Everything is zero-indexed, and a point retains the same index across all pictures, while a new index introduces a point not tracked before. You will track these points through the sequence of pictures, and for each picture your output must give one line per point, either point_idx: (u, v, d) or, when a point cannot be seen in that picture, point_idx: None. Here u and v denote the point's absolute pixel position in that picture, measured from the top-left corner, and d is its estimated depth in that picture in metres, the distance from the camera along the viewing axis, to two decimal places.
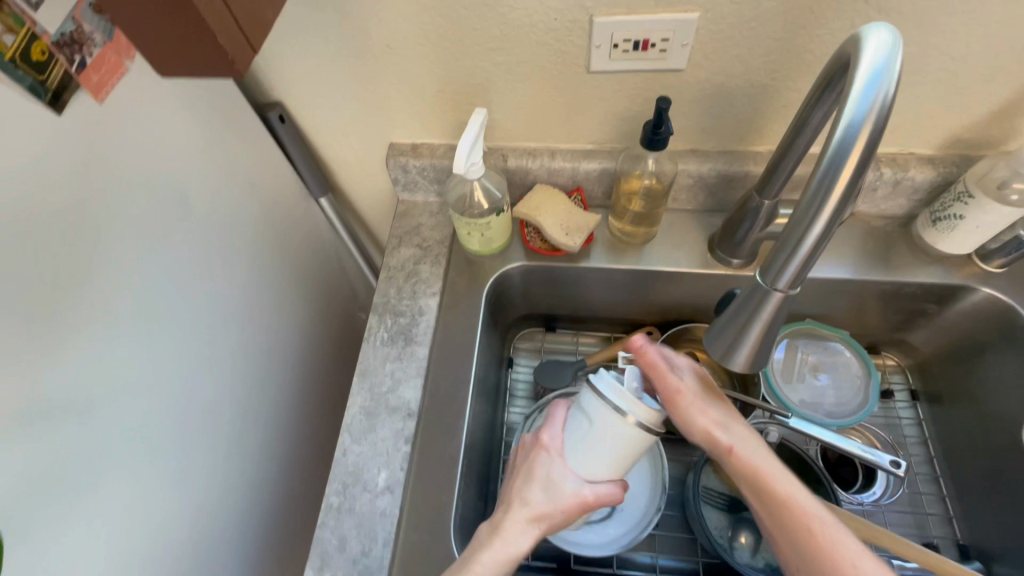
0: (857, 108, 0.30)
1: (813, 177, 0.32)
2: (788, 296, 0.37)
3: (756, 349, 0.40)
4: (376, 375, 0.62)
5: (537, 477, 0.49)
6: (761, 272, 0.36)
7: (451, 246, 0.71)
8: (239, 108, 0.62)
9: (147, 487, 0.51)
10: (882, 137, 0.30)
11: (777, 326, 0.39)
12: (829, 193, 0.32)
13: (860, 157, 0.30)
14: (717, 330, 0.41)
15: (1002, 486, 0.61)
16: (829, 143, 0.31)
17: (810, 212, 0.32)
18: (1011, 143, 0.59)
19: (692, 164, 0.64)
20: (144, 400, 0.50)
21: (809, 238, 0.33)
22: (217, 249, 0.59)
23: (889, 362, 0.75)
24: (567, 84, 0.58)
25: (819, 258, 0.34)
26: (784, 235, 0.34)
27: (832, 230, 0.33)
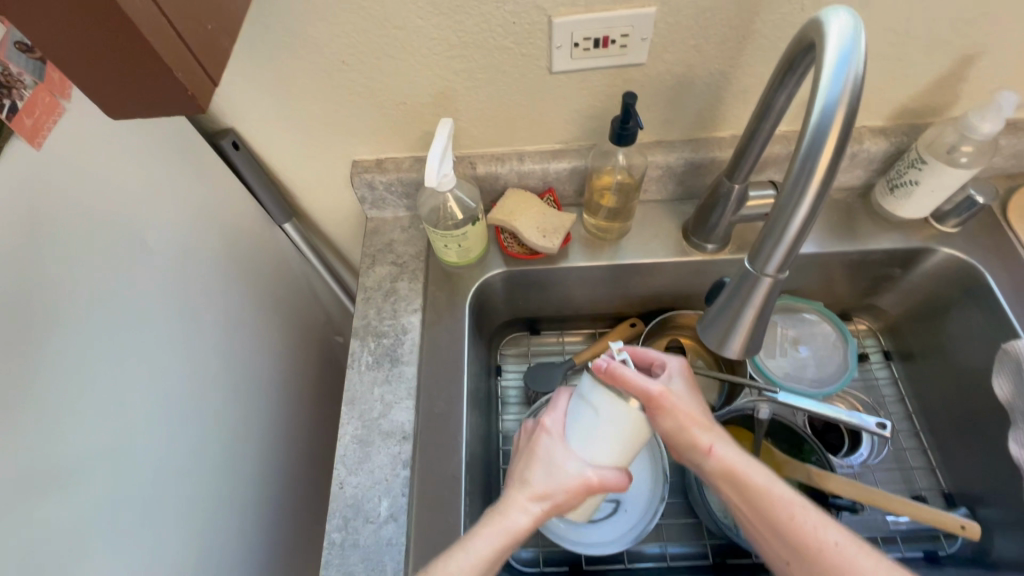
0: (830, 92, 0.31)
1: (794, 162, 0.33)
2: (777, 280, 0.37)
3: (749, 335, 0.41)
4: (366, 400, 0.60)
5: (537, 457, 0.50)
6: (750, 259, 0.37)
7: (427, 260, 0.69)
8: (189, 138, 0.58)
9: (136, 550, 0.48)
10: (856, 117, 0.32)
11: (769, 310, 0.39)
12: (811, 175, 0.32)
13: (838, 138, 0.31)
14: (710, 320, 0.42)
15: (978, 432, 0.65)
16: (806, 126, 0.32)
17: (794, 195, 0.33)
18: (954, 109, 0.62)
19: (659, 155, 0.65)
20: (123, 458, 0.47)
21: (796, 221, 0.34)
22: (182, 289, 0.56)
23: (861, 327, 0.78)
24: (530, 87, 0.58)
25: (805, 240, 0.35)
26: (770, 221, 0.35)
27: (815, 213, 0.34)
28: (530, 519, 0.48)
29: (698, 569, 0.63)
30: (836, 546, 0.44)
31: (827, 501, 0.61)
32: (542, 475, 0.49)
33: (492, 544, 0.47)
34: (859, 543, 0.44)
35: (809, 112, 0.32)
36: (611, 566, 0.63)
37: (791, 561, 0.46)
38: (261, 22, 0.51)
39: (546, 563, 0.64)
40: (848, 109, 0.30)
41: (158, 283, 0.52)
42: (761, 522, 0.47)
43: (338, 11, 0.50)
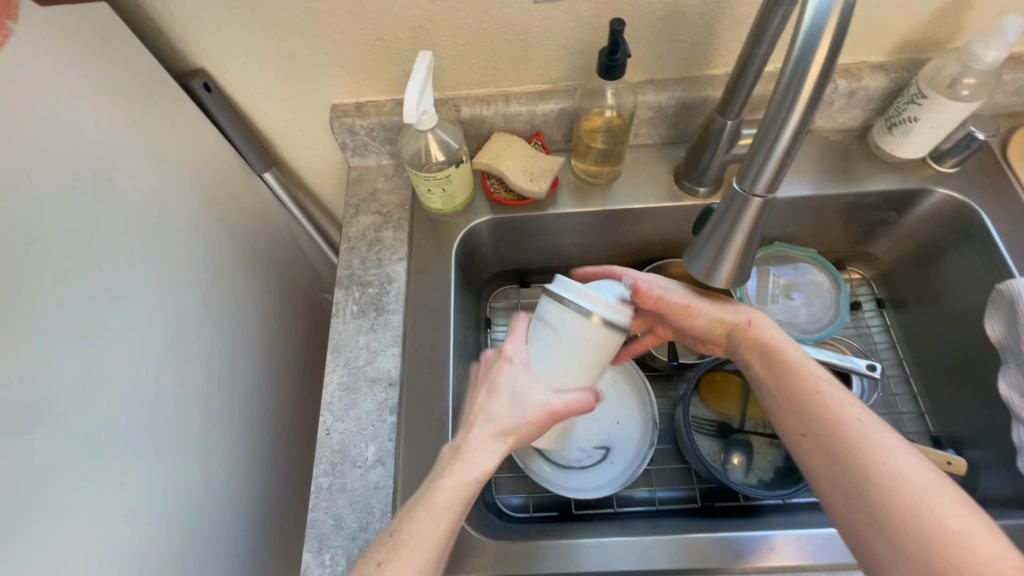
0: None
1: (785, 69, 0.31)
2: (766, 202, 0.36)
3: (738, 262, 0.39)
4: (351, 348, 0.59)
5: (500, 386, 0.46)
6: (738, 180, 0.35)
7: (412, 208, 0.67)
8: (154, 77, 0.56)
9: (119, 491, 0.48)
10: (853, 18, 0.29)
11: (757, 235, 0.38)
12: (803, 83, 0.30)
13: (832, 41, 0.29)
14: (696, 249, 0.41)
15: (967, 375, 0.65)
16: (799, 30, 0.30)
17: (784, 108, 0.31)
18: (957, 41, 0.60)
19: (650, 95, 0.62)
20: (98, 400, 0.47)
21: (785, 136, 0.32)
22: (154, 235, 0.54)
23: (855, 276, 0.77)
24: (513, 18, 0.55)
25: (795, 156, 0.33)
26: (758, 137, 0.33)
27: (806, 127, 0.32)
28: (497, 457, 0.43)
29: (687, 511, 0.63)
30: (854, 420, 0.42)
31: None
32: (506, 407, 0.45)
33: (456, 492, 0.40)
34: (886, 429, 0.41)
35: (801, 13, 0.30)
36: (600, 510, 0.64)
37: (806, 433, 0.44)
38: None
39: (536, 509, 0.64)
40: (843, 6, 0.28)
41: (127, 227, 0.51)
42: (787, 398, 0.47)
43: None
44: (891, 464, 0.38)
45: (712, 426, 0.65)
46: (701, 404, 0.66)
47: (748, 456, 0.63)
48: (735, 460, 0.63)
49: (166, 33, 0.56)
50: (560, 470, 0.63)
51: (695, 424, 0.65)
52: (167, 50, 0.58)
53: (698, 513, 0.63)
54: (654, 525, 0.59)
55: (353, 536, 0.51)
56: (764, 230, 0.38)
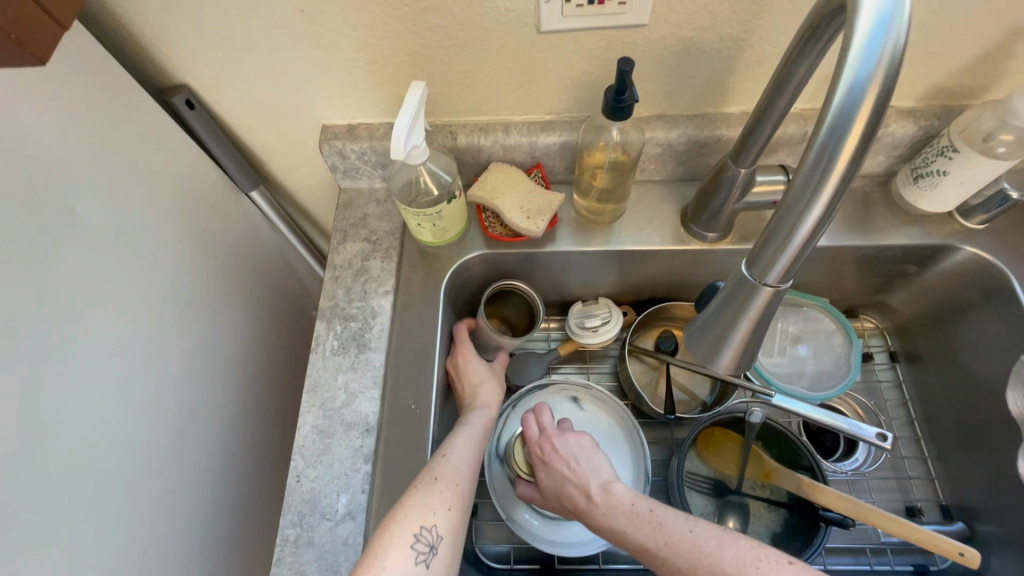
0: (860, 69, 0.25)
1: (806, 154, 0.27)
2: (778, 292, 0.32)
3: (742, 350, 0.35)
4: (328, 389, 0.56)
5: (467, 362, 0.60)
6: (747, 266, 0.31)
7: (402, 238, 0.64)
8: (132, 93, 0.53)
9: (76, 541, 0.45)
10: (889, 103, 0.25)
11: (765, 325, 0.34)
12: (827, 172, 0.26)
13: (865, 128, 0.25)
14: (698, 330, 0.37)
15: (982, 444, 0.61)
16: (825, 112, 0.26)
17: (804, 196, 0.27)
18: (995, 90, 0.55)
19: (659, 131, 0.58)
20: (61, 444, 0.44)
21: (804, 226, 0.28)
22: (125, 263, 0.51)
23: (868, 325, 0.73)
24: (516, 48, 0.51)
25: (814, 247, 0.30)
26: (774, 223, 0.29)
27: (829, 217, 0.28)
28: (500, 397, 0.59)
29: None
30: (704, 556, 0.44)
31: (816, 512, 0.57)
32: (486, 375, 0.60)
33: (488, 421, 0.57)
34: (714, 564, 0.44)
35: (832, 93, 0.26)
36: (584, 565, 0.61)
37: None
38: None
39: (516, 560, 0.61)
40: (880, 91, 0.24)
41: (93, 257, 0.48)
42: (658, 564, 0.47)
43: None
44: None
45: (709, 484, 0.61)
46: (698, 459, 0.62)
47: (744, 520, 0.60)
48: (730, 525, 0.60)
49: (147, 49, 0.53)
50: (545, 522, 0.60)
51: (689, 480, 0.61)
52: (148, 64, 0.54)
53: None
54: None
55: None
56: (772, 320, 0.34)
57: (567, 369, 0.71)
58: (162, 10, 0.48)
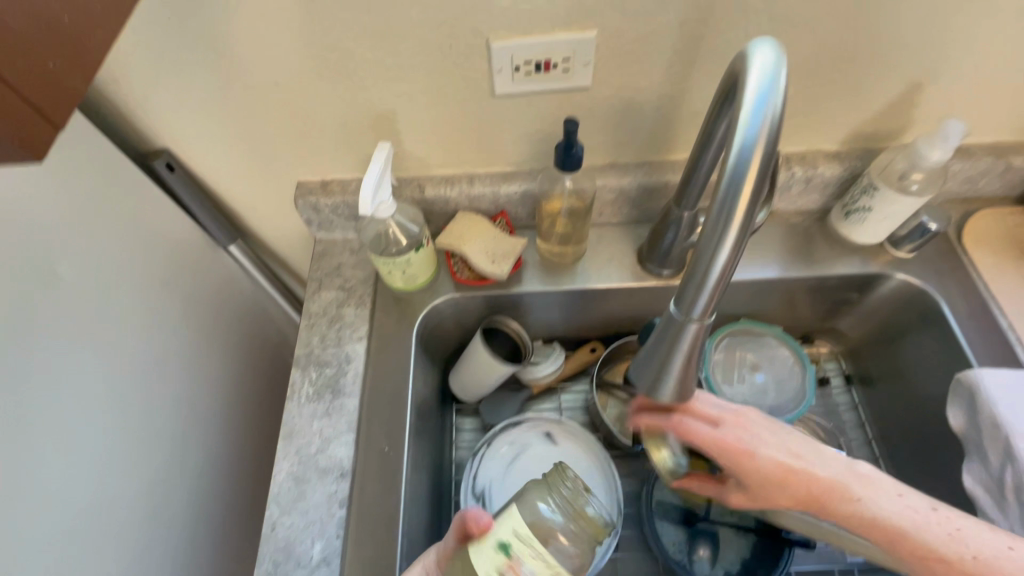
0: (747, 137, 0.29)
1: (713, 203, 0.31)
2: (704, 326, 0.35)
3: (681, 377, 0.38)
4: (303, 435, 0.57)
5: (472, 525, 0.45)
6: (674, 304, 0.34)
7: (375, 285, 0.67)
8: (116, 160, 0.56)
9: None
10: (772, 165, 0.30)
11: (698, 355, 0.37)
12: (729, 222, 0.30)
13: (755, 186, 0.30)
14: (641, 361, 0.39)
15: (933, 459, 0.64)
16: (723, 171, 0.31)
17: (714, 239, 0.31)
18: (907, 135, 0.62)
19: (611, 179, 0.63)
20: (41, 499, 0.44)
21: (716, 268, 0.32)
22: (104, 319, 0.53)
23: (823, 350, 0.77)
24: (474, 110, 0.56)
25: (729, 286, 0.33)
26: (691, 264, 0.33)
27: (736, 260, 0.32)
28: None
29: None
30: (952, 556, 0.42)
31: (780, 536, 0.60)
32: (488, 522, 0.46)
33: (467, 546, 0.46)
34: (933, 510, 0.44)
35: (728, 153, 0.30)
36: None
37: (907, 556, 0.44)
38: (186, 40, 0.49)
39: None
40: (763, 156, 0.29)
41: (76, 313, 0.50)
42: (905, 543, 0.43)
43: (270, 31, 0.48)
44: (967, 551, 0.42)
45: (678, 513, 0.63)
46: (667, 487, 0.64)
47: (714, 547, 0.62)
48: (701, 552, 0.62)
49: (129, 118, 0.56)
50: None
51: (660, 509, 0.63)
52: (130, 131, 0.58)
53: None
54: None
55: None
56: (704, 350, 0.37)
57: (540, 405, 0.73)
58: (147, 85, 0.53)
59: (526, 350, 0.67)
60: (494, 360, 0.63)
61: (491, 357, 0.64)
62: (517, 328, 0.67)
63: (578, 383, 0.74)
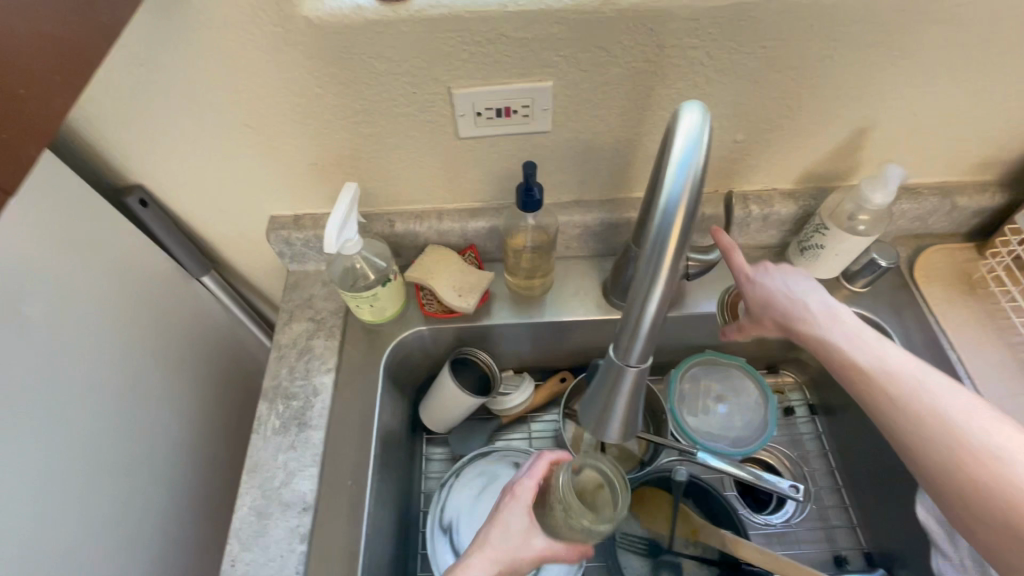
0: (668, 204, 0.31)
1: (641, 259, 0.34)
2: (642, 367, 0.38)
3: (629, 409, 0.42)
4: (268, 469, 0.58)
5: (501, 521, 0.52)
6: (613, 348, 0.38)
7: (346, 317, 0.68)
8: (88, 196, 0.57)
9: None
10: (693, 229, 0.32)
11: (640, 392, 0.41)
12: (654, 281, 0.33)
13: (676, 249, 0.32)
14: (592, 394, 0.43)
15: (890, 489, 0.65)
16: (648, 232, 0.33)
17: (642, 292, 0.34)
18: (856, 176, 0.65)
19: (576, 215, 0.65)
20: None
21: (644, 320, 0.35)
22: (72, 351, 0.54)
23: (787, 379, 0.79)
24: (440, 151, 0.58)
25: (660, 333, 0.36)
26: (625, 314, 0.36)
27: (664, 312, 0.35)
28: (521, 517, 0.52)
29: None
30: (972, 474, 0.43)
31: (741, 568, 0.61)
32: (500, 538, 0.51)
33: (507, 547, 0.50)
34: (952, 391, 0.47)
35: (653, 214, 0.32)
36: None
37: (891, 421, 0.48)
38: (159, 86, 0.51)
39: None
40: (680, 224, 0.31)
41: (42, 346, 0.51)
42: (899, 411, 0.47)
43: (241, 77, 0.50)
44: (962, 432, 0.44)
45: (643, 545, 0.64)
46: (633, 519, 0.65)
47: None
48: None
49: (103, 156, 0.58)
50: None
51: (625, 541, 0.64)
52: (103, 168, 0.59)
53: None
54: None
55: None
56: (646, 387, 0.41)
57: (510, 435, 0.74)
58: (120, 126, 0.54)
59: (494, 381, 0.68)
60: (460, 392, 0.64)
61: (458, 389, 0.65)
62: (484, 359, 0.68)
63: (548, 412, 0.75)
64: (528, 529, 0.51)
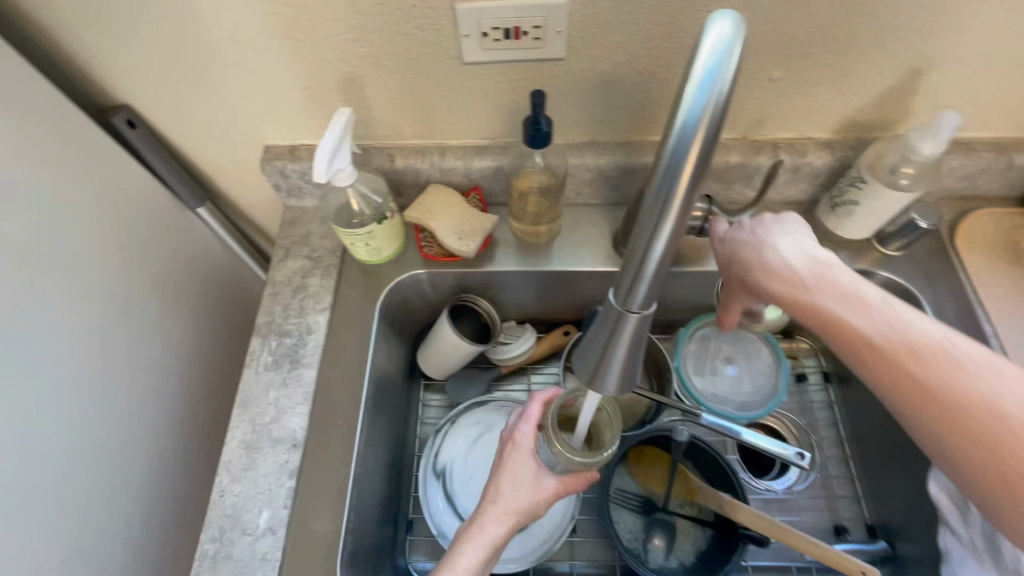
0: (688, 119, 0.27)
1: (650, 189, 0.29)
2: (643, 316, 0.34)
3: (629, 365, 0.37)
4: (259, 404, 0.57)
5: (508, 473, 0.52)
6: (612, 292, 0.33)
7: (343, 256, 0.65)
8: (72, 114, 0.55)
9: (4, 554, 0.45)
10: (713, 152, 0.28)
11: (640, 347, 0.36)
12: (664, 212, 0.29)
13: (692, 174, 0.28)
14: (583, 348, 0.38)
15: (902, 463, 0.63)
16: (661, 155, 0.29)
17: (650, 227, 0.30)
18: (903, 125, 0.58)
19: (588, 157, 0.61)
20: None
21: (651, 260, 0.31)
22: (59, 275, 0.53)
23: (803, 346, 0.75)
24: (442, 78, 0.53)
25: (667, 277, 0.32)
26: (628, 253, 0.32)
27: (673, 251, 0.31)
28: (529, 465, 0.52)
29: None
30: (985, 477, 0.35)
31: (736, 531, 0.59)
32: (512, 489, 0.52)
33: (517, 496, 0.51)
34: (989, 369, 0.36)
35: (668, 136, 0.28)
36: None
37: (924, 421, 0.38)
38: None
39: None
40: (700, 142, 0.27)
41: (26, 267, 0.49)
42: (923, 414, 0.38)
43: None
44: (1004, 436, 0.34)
45: (637, 501, 0.63)
46: (628, 475, 0.64)
47: (670, 537, 0.61)
48: (656, 541, 0.61)
49: (87, 70, 0.55)
50: None
51: (618, 496, 0.63)
52: (89, 84, 0.56)
53: None
54: None
55: None
56: (646, 342, 0.36)
57: (510, 386, 0.72)
58: (101, 37, 0.51)
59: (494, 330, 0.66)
60: (457, 339, 0.62)
61: (456, 336, 0.63)
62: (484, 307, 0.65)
63: (550, 365, 0.73)
64: (541, 472, 0.52)
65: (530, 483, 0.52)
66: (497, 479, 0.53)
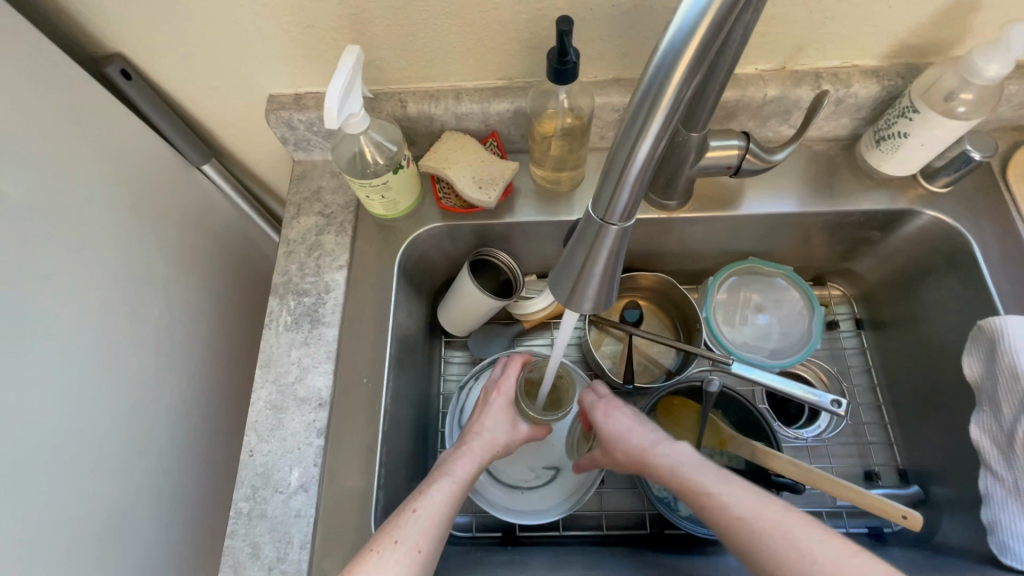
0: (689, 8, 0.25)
1: (639, 88, 0.28)
2: (622, 230, 0.33)
3: (607, 280, 0.36)
4: (281, 364, 0.56)
5: (491, 414, 0.58)
6: (593, 203, 0.32)
7: (357, 211, 0.63)
8: (62, 65, 0.51)
9: (42, 513, 0.46)
10: (712, 47, 0.27)
11: (618, 264, 0.36)
12: (653, 109, 0.28)
13: (688, 69, 0.27)
14: (561, 270, 0.37)
15: (939, 408, 0.61)
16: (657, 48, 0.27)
17: (635, 127, 0.29)
18: (961, 47, 0.53)
19: (615, 96, 0.56)
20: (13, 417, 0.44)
21: (633, 164, 0.30)
22: (70, 234, 0.50)
23: (835, 292, 0.72)
24: (457, 9, 0.49)
25: (648, 186, 0.31)
26: (611, 157, 0.31)
27: (657, 157, 0.30)
28: (506, 409, 0.58)
29: (633, 539, 0.61)
30: (743, 521, 0.43)
31: (770, 478, 0.59)
32: (494, 427, 0.57)
33: (498, 432, 0.57)
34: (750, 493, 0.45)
35: (665, 30, 0.26)
36: (545, 533, 0.62)
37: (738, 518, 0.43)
38: None
39: (478, 528, 0.62)
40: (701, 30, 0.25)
41: (38, 225, 0.48)
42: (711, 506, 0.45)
43: None
44: (763, 532, 0.42)
45: None
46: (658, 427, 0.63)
47: None
48: None
49: (74, 16, 0.51)
50: (506, 490, 0.61)
51: None
52: (78, 32, 0.53)
53: (646, 541, 0.60)
54: (597, 561, 0.56)
55: (269, 566, 0.49)
56: (625, 259, 0.36)
57: (533, 340, 0.70)
58: None
59: (516, 284, 0.63)
60: (480, 293, 0.60)
61: (476, 291, 0.61)
62: (505, 259, 0.62)
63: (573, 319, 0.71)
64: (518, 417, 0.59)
65: (509, 424, 0.58)
66: (479, 420, 0.58)
